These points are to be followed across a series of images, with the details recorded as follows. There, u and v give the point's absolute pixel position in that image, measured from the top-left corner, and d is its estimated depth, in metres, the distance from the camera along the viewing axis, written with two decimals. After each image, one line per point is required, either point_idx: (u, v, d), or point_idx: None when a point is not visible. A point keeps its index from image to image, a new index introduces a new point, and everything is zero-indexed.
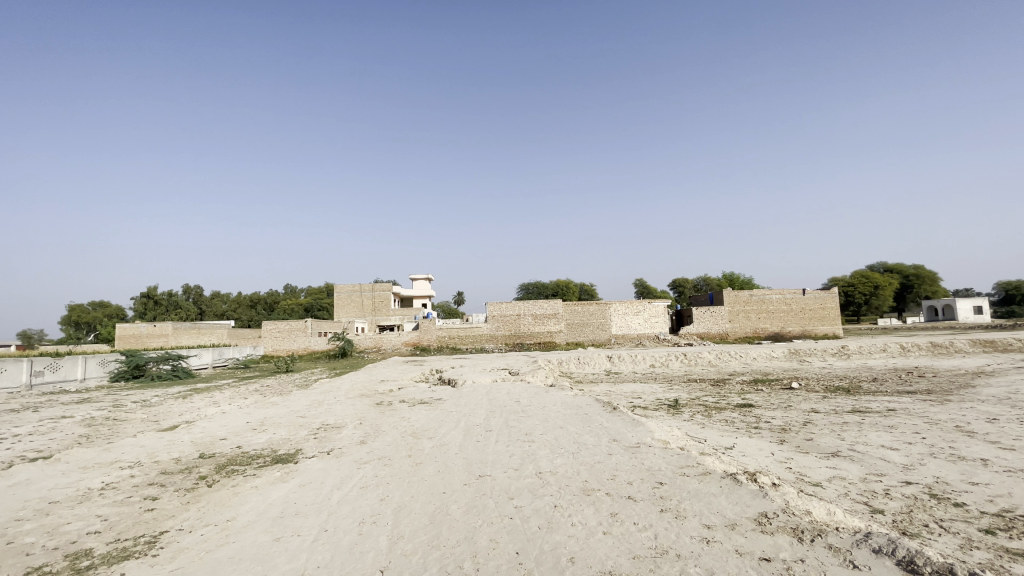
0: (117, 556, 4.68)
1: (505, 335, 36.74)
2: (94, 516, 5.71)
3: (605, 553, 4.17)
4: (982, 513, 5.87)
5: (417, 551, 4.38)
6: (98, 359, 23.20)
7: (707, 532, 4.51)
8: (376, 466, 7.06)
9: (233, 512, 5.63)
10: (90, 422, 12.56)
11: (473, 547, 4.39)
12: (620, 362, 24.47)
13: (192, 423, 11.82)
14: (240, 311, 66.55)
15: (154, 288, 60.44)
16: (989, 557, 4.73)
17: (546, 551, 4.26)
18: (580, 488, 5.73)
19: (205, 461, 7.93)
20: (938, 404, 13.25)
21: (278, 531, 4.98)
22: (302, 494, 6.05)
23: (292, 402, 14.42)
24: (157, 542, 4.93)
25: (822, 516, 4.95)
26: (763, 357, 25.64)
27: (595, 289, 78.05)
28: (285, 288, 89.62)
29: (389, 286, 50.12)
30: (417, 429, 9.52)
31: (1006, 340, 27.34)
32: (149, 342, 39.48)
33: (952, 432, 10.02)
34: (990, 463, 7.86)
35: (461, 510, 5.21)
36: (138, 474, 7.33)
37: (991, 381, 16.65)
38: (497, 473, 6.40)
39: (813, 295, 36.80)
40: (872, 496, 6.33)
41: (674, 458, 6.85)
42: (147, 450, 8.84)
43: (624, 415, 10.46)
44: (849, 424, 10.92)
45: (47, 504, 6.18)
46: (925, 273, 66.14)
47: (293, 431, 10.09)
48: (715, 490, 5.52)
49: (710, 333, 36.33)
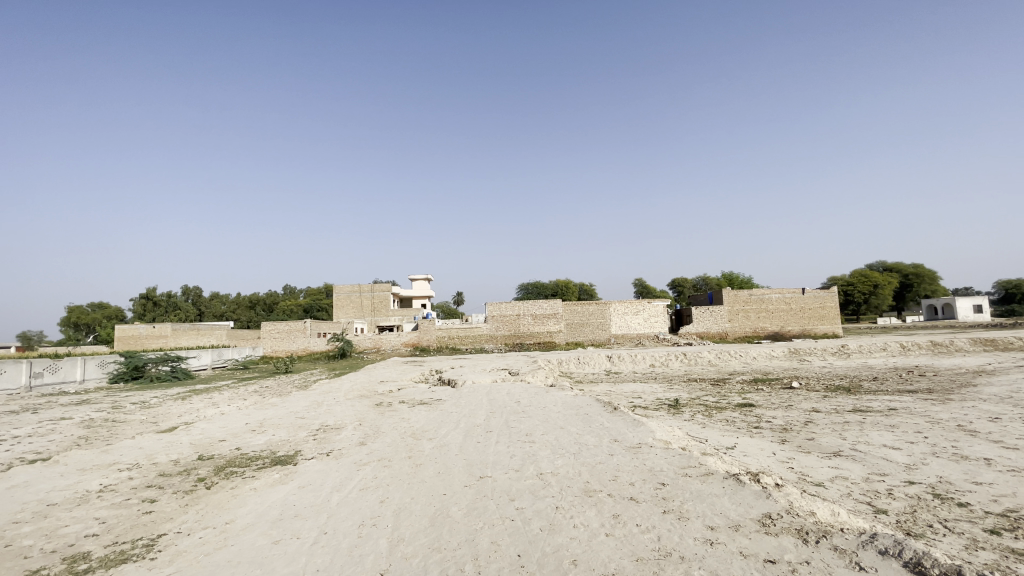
0: (115, 560, 4.62)
1: (505, 335, 36.70)
2: (92, 519, 5.66)
3: (608, 556, 4.12)
4: (986, 513, 5.82)
5: (417, 553, 4.33)
6: (97, 359, 23.16)
7: (710, 534, 4.46)
8: (376, 467, 7.02)
9: (232, 514, 5.58)
10: (89, 423, 12.54)
11: (474, 549, 4.34)
12: (620, 362, 24.44)
13: (191, 424, 11.78)
14: (240, 312, 66.69)
15: (154, 288, 60.30)
16: (994, 558, 4.69)
17: (548, 553, 4.22)
18: (582, 488, 5.70)
19: (204, 463, 7.88)
20: (938, 403, 13.23)
21: (277, 533, 4.94)
22: (301, 496, 6.00)
23: (291, 403, 14.39)
24: (155, 545, 4.88)
25: (826, 516, 4.91)
26: (763, 356, 25.63)
27: (594, 288, 78.04)
28: (286, 289, 89.86)
29: (388, 286, 50.12)
30: (417, 430, 9.50)
31: (1006, 339, 27.27)
32: (149, 342, 39.47)
33: (953, 431, 9.99)
34: (994, 463, 7.82)
35: (462, 512, 5.16)
36: (137, 476, 7.29)
37: (992, 380, 16.60)
38: (498, 474, 6.36)
39: (813, 294, 36.76)
40: (875, 496, 6.29)
41: (676, 458, 6.82)
42: (147, 452, 8.80)
43: (624, 415, 10.43)
44: (851, 424, 10.89)
45: (45, 506, 6.13)
46: (925, 272, 66.13)
47: (292, 433, 10.05)
48: (718, 491, 5.48)
49: (710, 333, 36.29)
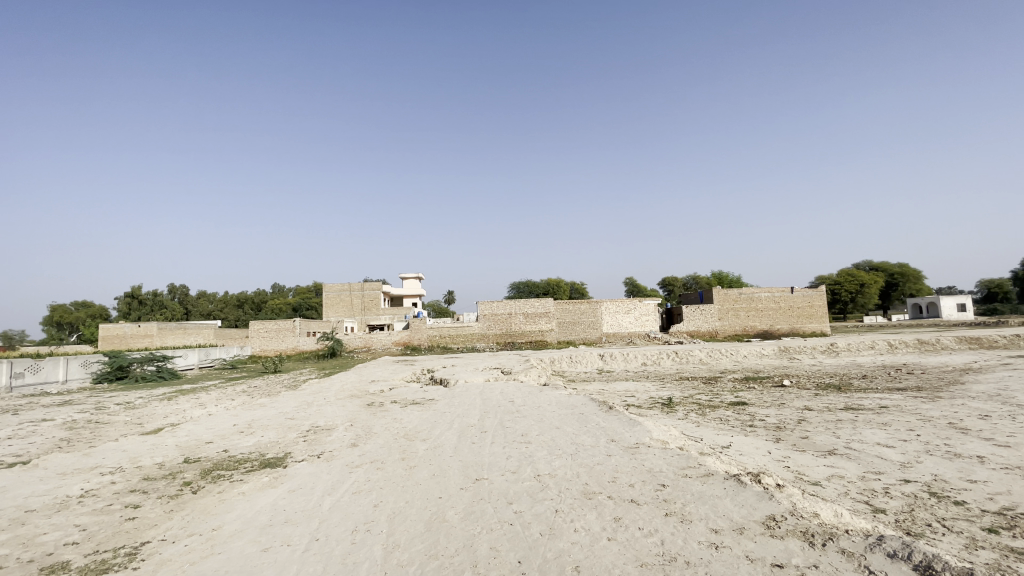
0: (95, 569, 4.42)
1: (497, 334, 36.64)
2: (72, 526, 5.42)
3: (611, 561, 4.00)
4: (983, 511, 5.80)
5: (413, 561, 4.17)
6: (80, 359, 22.58)
7: (714, 537, 4.37)
8: (369, 470, 6.83)
9: (218, 521, 5.37)
10: (72, 425, 12.21)
11: (473, 556, 4.20)
12: (611, 361, 24.37)
13: (178, 425, 11.53)
14: (227, 311, 66.08)
15: (139, 287, 59.13)
16: (995, 557, 4.65)
17: (550, 559, 4.09)
18: (581, 491, 5.57)
19: (191, 466, 7.65)
20: (929, 400, 13.30)
21: (267, 540, 4.76)
22: (291, 501, 5.81)
23: (280, 403, 14.11)
24: (138, 553, 4.68)
25: (830, 518, 4.83)
26: (754, 355, 25.73)
27: (586, 286, 77.71)
28: (274, 288, 89.15)
29: (377, 285, 49.69)
30: (410, 431, 9.29)
31: (992, 337, 27.61)
32: (134, 342, 38.60)
33: (945, 428, 10.03)
34: (988, 460, 7.83)
35: (458, 517, 5.02)
36: (119, 480, 7.02)
37: (980, 378, 16.75)
38: (494, 477, 6.22)
39: (802, 293, 37.01)
40: (872, 495, 6.26)
41: (674, 459, 6.70)
42: (131, 454, 8.54)
43: (619, 415, 10.26)
44: (843, 422, 10.88)
45: (23, 514, 5.86)
46: (911, 271, 67.26)
47: (282, 434, 9.85)
48: (719, 492, 5.39)
49: (700, 331, 36.45)
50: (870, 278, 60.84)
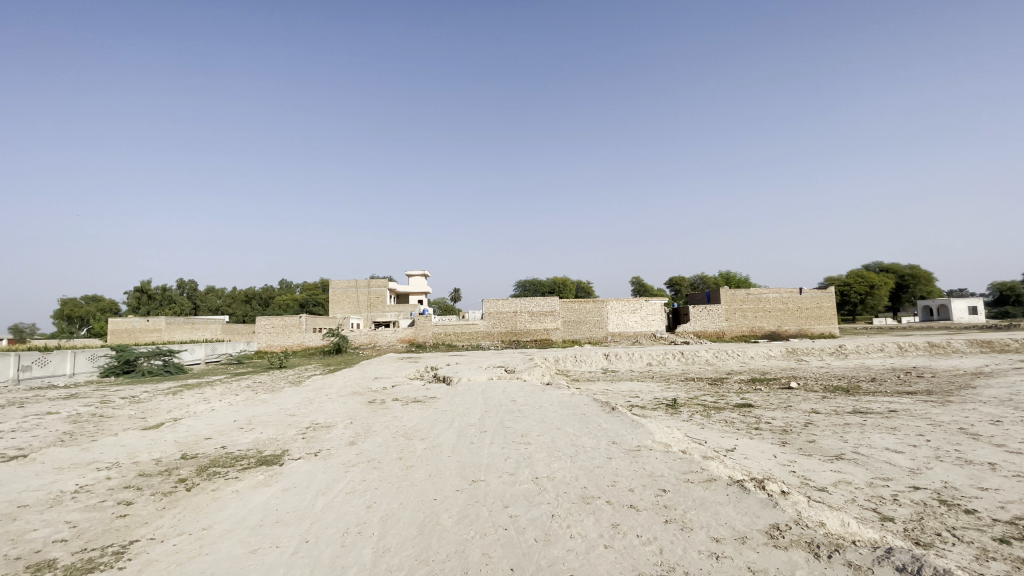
0: (80, 568, 4.34)
1: (501, 332, 36.57)
2: (62, 523, 5.36)
3: (607, 570, 3.86)
4: (995, 521, 5.58)
5: (403, 566, 4.05)
6: (88, 353, 22.68)
7: (714, 546, 4.22)
8: (365, 469, 6.76)
9: (210, 519, 5.29)
10: (75, 419, 12.20)
11: (464, 562, 4.07)
12: (617, 360, 24.25)
13: (178, 420, 11.47)
14: (234, 307, 66.41)
15: (148, 282, 59.70)
16: (1007, 569, 4.46)
17: (543, 567, 3.95)
18: (579, 495, 5.44)
19: (187, 463, 7.58)
20: (939, 405, 13.00)
21: (256, 541, 4.66)
22: (284, 500, 5.73)
23: (282, 399, 14.06)
24: (126, 552, 4.60)
25: (836, 528, 4.65)
26: (761, 356, 25.45)
27: (591, 284, 77.33)
28: (280, 284, 89.59)
29: (383, 282, 49.75)
30: (409, 430, 9.22)
31: (1004, 340, 27.15)
32: (141, 336, 38.75)
33: (956, 434, 9.74)
34: (1000, 468, 7.59)
35: (453, 520, 4.91)
36: (115, 476, 6.98)
37: (991, 382, 16.47)
38: (491, 478, 6.11)
39: (809, 294, 36.63)
40: (880, 502, 6.07)
41: (677, 463, 6.54)
42: (129, 449, 8.50)
43: (623, 417, 10.08)
44: (852, 426, 10.64)
45: (15, 509, 5.82)
46: (921, 272, 66.49)
47: (281, 431, 9.78)
48: (722, 499, 5.22)
49: (707, 332, 36.14)
50: (879, 279, 60.23)
